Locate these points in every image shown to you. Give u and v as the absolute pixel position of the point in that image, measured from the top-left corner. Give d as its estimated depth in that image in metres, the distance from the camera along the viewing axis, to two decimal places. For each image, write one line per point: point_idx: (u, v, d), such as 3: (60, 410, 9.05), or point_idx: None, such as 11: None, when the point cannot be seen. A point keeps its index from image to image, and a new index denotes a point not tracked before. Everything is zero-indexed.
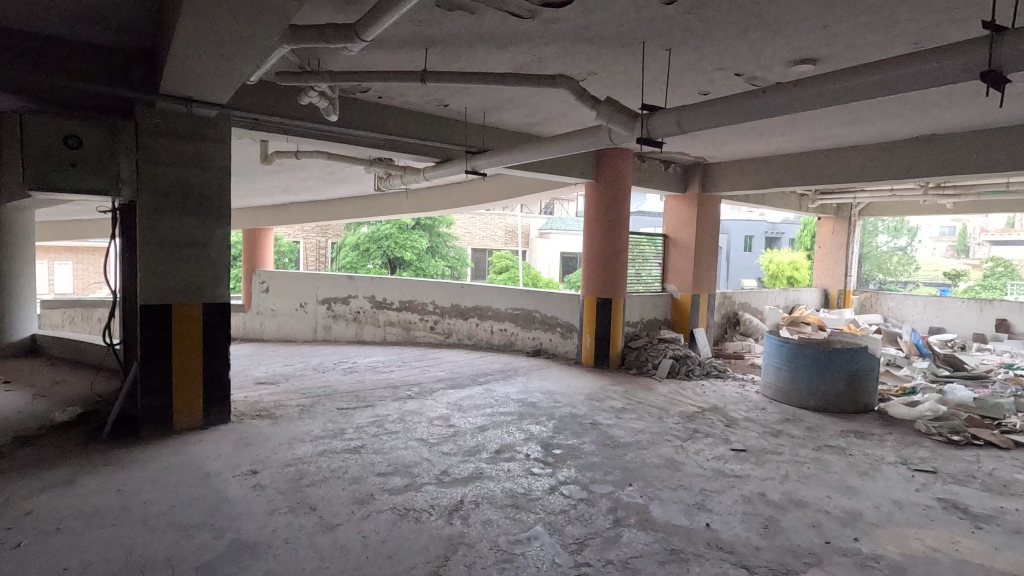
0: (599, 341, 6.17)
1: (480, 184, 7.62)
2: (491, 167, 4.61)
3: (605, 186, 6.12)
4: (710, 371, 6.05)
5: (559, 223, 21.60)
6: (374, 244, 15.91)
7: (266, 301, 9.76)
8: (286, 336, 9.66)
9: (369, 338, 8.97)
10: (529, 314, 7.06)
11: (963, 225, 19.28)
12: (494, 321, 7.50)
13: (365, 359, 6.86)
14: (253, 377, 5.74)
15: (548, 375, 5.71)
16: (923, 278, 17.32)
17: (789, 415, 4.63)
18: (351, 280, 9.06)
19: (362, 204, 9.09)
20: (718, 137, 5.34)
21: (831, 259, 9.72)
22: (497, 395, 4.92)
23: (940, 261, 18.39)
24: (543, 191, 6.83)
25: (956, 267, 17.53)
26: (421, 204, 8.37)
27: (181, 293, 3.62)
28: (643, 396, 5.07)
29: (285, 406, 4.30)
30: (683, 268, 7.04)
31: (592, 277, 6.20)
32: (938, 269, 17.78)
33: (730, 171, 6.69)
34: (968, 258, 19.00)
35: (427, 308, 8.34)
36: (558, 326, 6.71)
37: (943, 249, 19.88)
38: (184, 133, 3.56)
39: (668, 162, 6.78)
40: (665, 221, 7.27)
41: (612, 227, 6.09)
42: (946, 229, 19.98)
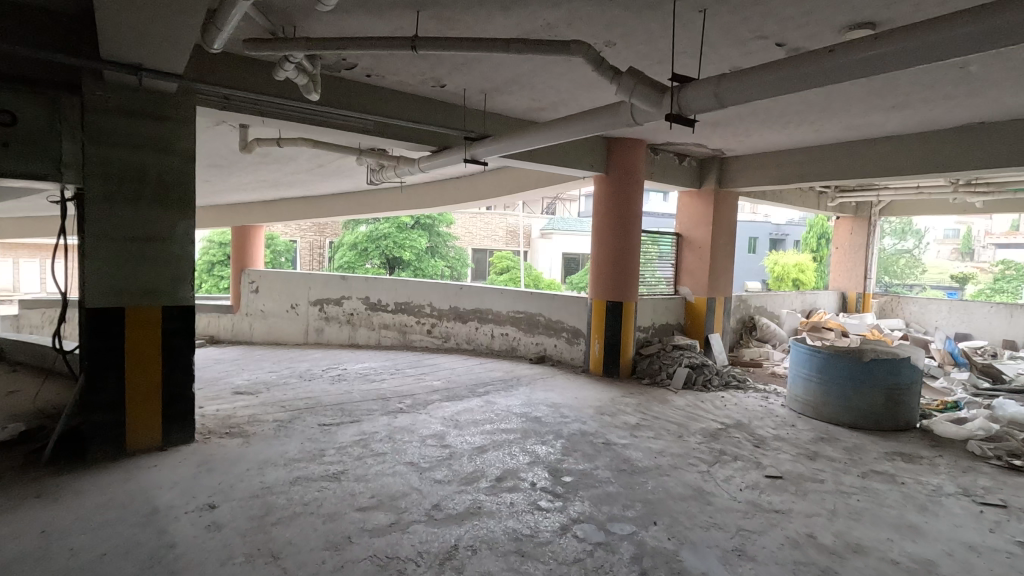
0: (609, 348, 5.70)
1: (481, 178, 7.14)
2: (492, 155, 4.14)
3: (616, 180, 5.64)
4: (729, 381, 5.58)
5: (561, 223, 21.17)
6: (371, 243, 15.46)
7: (256, 302, 9.30)
8: (276, 339, 9.20)
9: (363, 342, 8.51)
10: (532, 317, 6.58)
11: (968, 227, 18.87)
12: (495, 324, 7.03)
13: (357, 366, 6.39)
14: (232, 386, 5.28)
15: (553, 385, 5.24)
16: (931, 280, 16.89)
17: (823, 433, 4.16)
18: (345, 280, 8.61)
19: (356, 201, 8.61)
20: (741, 126, 4.87)
21: (849, 261, 9.24)
22: (498, 409, 4.44)
23: (951, 264, 17.93)
24: (549, 186, 6.35)
25: (965, 269, 17.08)
26: (418, 200, 7.90)
27: (139, 295, 3.16)
28: (660, 410, 4.59)
29: (260, 422, 3.82)
30: (697, 269, 6.59)
31: (600, 278, 5.74)
32: (946, 271, 17.32)
33: (750, 166, 6.21)
34: (974, 261, 18.57)
35: (424, 310, 7.87)
36: (563, 331, 6.24)
37: (948, 251, 19.42)
38: (141, 111, 3.09)
39: (682, 155, 6.30)
40: (679, 218, 6.81)
41: (622, 225, 5.63)
42: (952, 230, 19.59)
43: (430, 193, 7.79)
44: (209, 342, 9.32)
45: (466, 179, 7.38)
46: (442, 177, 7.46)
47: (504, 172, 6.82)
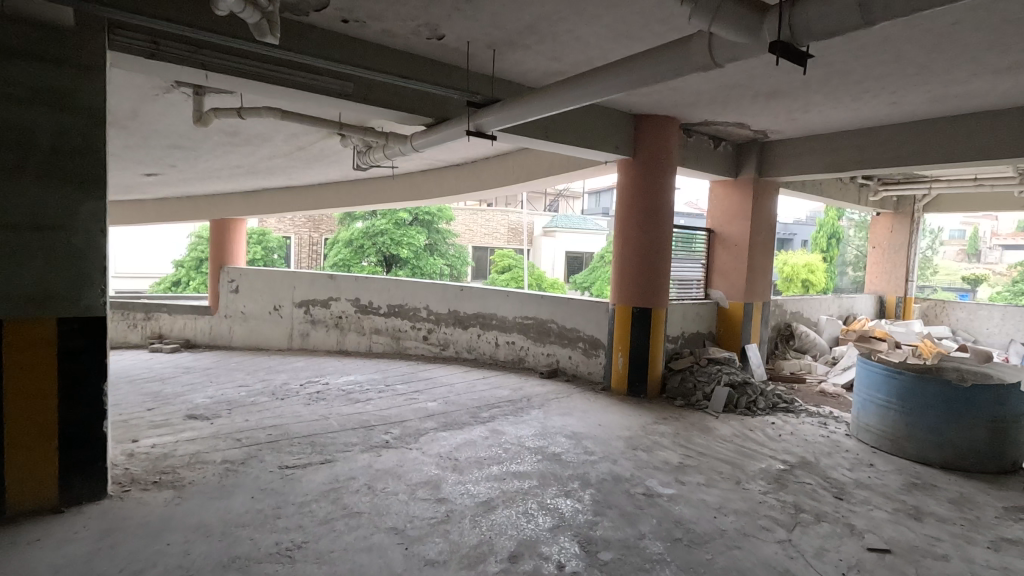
0: (635, 362, 4.86)
1: (486, 164, 6.28)
2: (503, 124, 3.30)
3: (645, 166, 4.79)
4: (777, 404, 4.73)
5: (565, 220, 20.37)
6: (366, 239, 14.61)
7: (236, 303, 8.47)
8: (257, 344, 8.37)
9: (352, 348, 7.69)
10: (543, 324, 5.74)
11: (974, 228, 18.23)
12: (500, 332, 6.18)
13: (344, 379, 5.55)
14: (189, 406, 4.43)
15: (571, 407, 4.39)
16: (942, 283, 16.20)
17: (914, 477, 3.33)
18: (334, 279, 7.80)
19: (344, 191, 7.75)
20: (802, 100, 4.03)
21: (887, 261, 8.38)
22: (507, 442, 3.60)
23: (964, 264, 17.19)
24: (564, 173, 5.48)
25: (979, 270, 16.25)
26: (416, 191, 7.07)
27: (20, 303, 2.31)
28: (704, 444, 3.76)
29: (203, 464, 2.97)
30: (732, 270, 5.75)
31: (624, 281, 4.89)
32: (956, 273, 16.57)
33: (796, 151, 5.35)
34: (985, 263, 17.72)
35: (420, 314, 7.04)
36: (579, 341, 5.39)
37: (952, 253, 18.25)
38: (28, 50, 2.27)
39: (718, 139, 5.45)
40: (710, 212, 5.97)
41: (651, 218, 4.80)
42: (955, 234, 19.04)
43: (428, 183, 6.94)
44: (184, 347, 8.48)
45: (468, 166, 6.52)
46: (441, 163, 6.60)
47: (512, 158, 5.95)
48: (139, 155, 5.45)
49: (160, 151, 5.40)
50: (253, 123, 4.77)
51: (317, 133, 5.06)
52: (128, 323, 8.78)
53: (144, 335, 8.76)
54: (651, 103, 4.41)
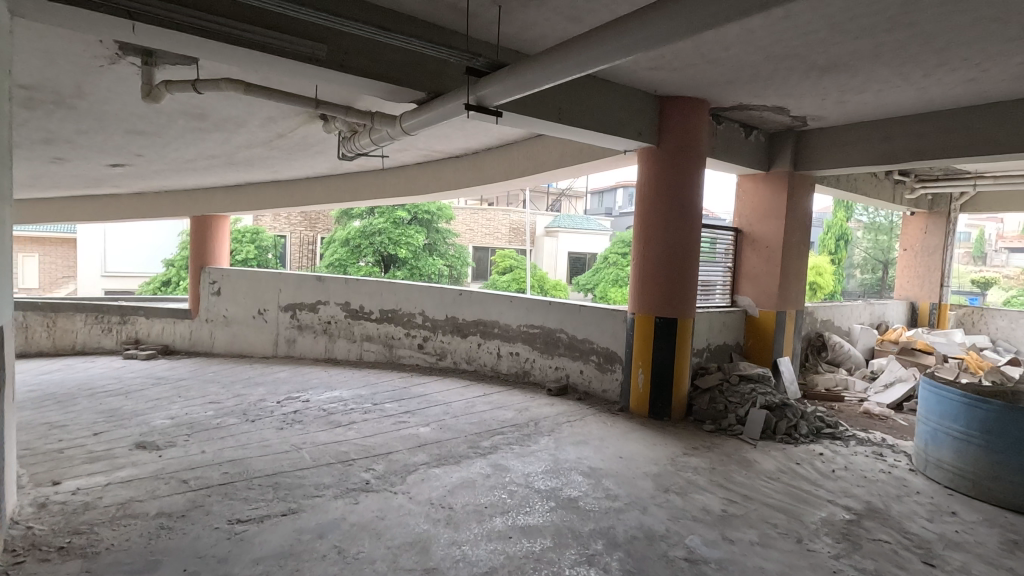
0: (657, 380, 4.25)
1: (489, 156, 5.67)
2: (511, 96, 2.69)
3: (671, 155, 4.18)
4: (821, 429, 4.12)
5: (568, 220, 19.83)
6: (363, 238, 13.99)
7: (218, 306, 7.88)
8: (240, 350, 7.78)
9: (341, 356, 7.10)
10: (551, 334, 5.13)
11: (978, 231, 17.88)
12: (502, 341, 5.58)
13: (329, 394, 4.96)
14: (142, 430, 3.83)
15: (586, 434, 3.78)
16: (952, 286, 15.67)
17: (1011, 532, 2.72)
18: (322, 282, 7.21)
19: (334, 186, 7.14)
20: (861, 76, 3.42)
21: (921, 265, 7.77)
22: (512, 484, 2.99)
23: (971, 267, 16.64)
24: (576, 166, 4.88)
25: (992, 272, 15.73)
26: (412, 186, 6.47)
27: None
28: (748, 484, 3.15)
29: (131, 519, 2.36)
30: (763, 275, 5.14)
31: (646, 287, 4.28)
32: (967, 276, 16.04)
33: (837, 141, 4.74)
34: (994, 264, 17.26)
35: (415, 321, 6.44)
36: (593, 354, 4.78)
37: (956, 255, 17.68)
38: None
39: (749, 127, 4.84)
40: (737, 210, 5.36)
41: (677, 216, 4.19)
42: (961, 235, 18.57)
43: (426, 177, 6.34)
44: (162, 353, 7.89)
45: (469, 158, 5.92)
46: (440, 155, 6.00)
47: (518, 148, 5.36)
48: (99, 141, 4.85)
49: (122, 137, 4.79)
50: (223, 104, 4.17)
51: (296, 117, 4.46)
52: (103, 327, 8.19)
53: (120, 340, 8.16)
54: (681, 81, 3.81)
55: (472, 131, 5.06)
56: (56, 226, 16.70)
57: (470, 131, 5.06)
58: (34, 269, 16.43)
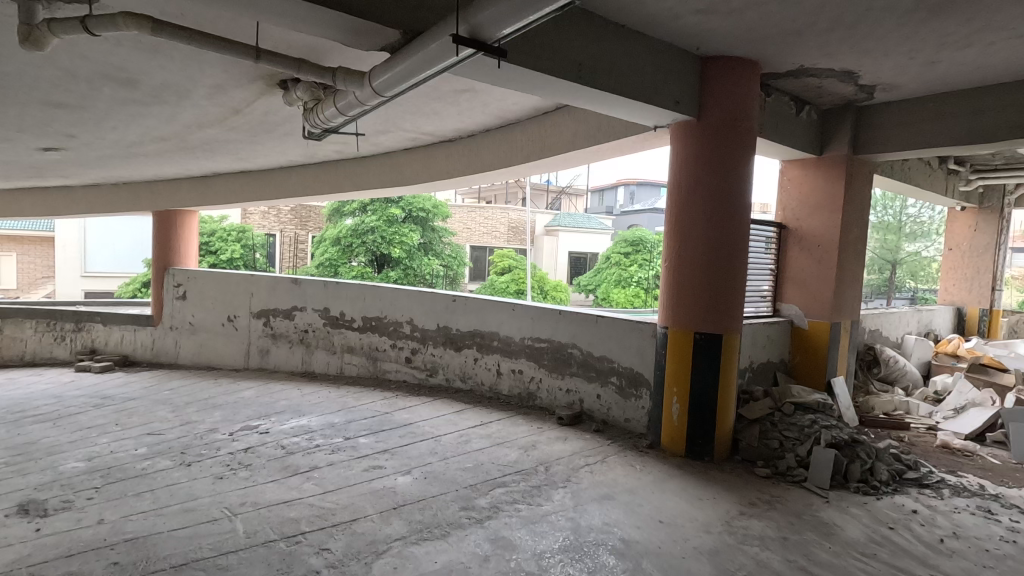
0: (697, 412, 3.42)
1: (488, 139, 4.84)
2: (524, 18, 1.86)
3: (716, 130, 3.35)
4: (902, 473, 3.30)
5: (569, 219, 19.07)
6: (354, 238, 13.15)
7: (183, 312, 7.04)
8: (208, 362, 6.94)
9: (320, 370, 6.28)
10: (562, 349, 4.29)
11: None
12: (503, 357, 4.75)
13: (294, 423, 4.13)
14: (41, 480, 2.97)
15: (611, 487, 2.94)
16: None
17: None
18: (298, 285, 6.37)
19: (312, 176, 6.29)
20: (981, 15, 2.58)
21: (968, 267, 6.96)
22: (521, 572, 2.15)
23: None
24: (592, 149, 4.06)
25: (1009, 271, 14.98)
26: (399, 175, 5.64)
27: None
28: (839, 566, 2.32)
29: None
30: (813, 279, 4.31)
31: (683, 296, 3.45)
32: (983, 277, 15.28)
33: (910, 117, 3.92)
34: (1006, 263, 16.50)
35: (402, 330, 5.61)
36: (614, 376, 3.94)
37: None
38: None
39: (802, 102, 4.01)
40: (780, 202, 4.52)
41: (722, 209, 3.37)
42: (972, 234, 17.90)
43: (414, 165, 5.51)
44: (120, 365, 7.04)
45: (463, 142, 5.08)
46: (431, 138, 5.16)
47: (523, 128, 4.53)
48: (15, 116, 4.00)
49: (42, 111, 3.95)
50: (154, 68, 3.32)
51: (250, 86, 3.62)
52: (56, 336, 7.40)
53: (74, 350, 7.34)
54: (734, 32, 2.97)
55: (467, 107, 4.23)
56: (31, 224, 15.84)
57: (465, 106, 4.23)
58: (10, 270, 15.57)
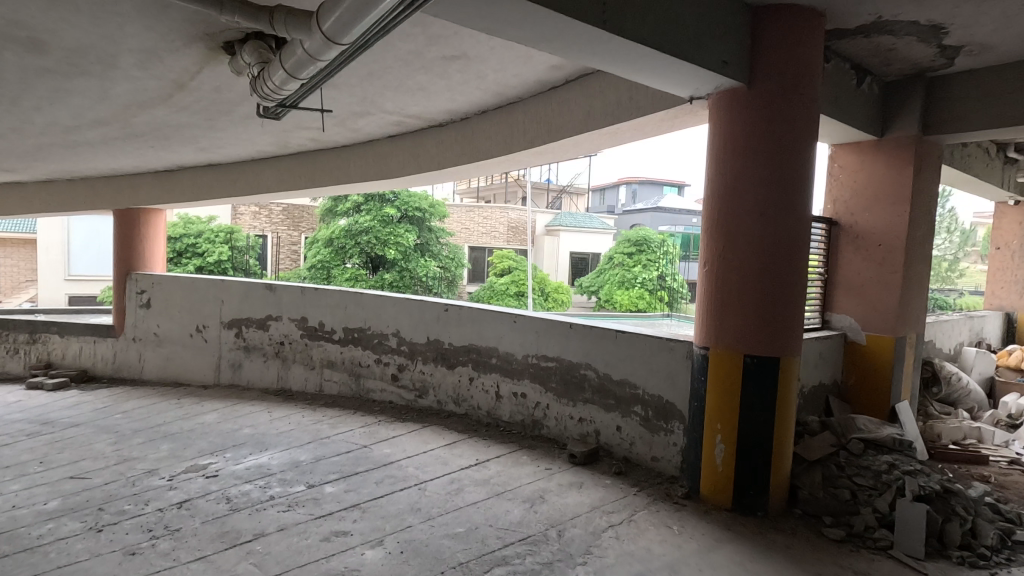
0: (747, 455, 2.71)
1: (485, 122, 4.15)
2: None
3: (773, 101, 2.64)
4: (1010, 533, 2.60)
5: (570, 219, 18.46)
6: (347, 238, 12.47)
7: (147, 321, 6.34)
8: (175, 377, 6.25)
9: (298, 387, 5.59)
10: (573, 370, 3.59)
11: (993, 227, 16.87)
12: (503, 377, 4.04)
13: (251, 461, 3.43)
14: None
15: (646, 565, 2.23)
16: None
17: None
18: (273, 291, 5.67)
19: (287, 170, 5.59)
20: None
21: (1019, 267, 6.27)
22: None
23: None
24: (610, 129, 3.35)
25: None
26: (384, 166, 4.94)
27: None
28: None
29: None
30: (873, 286, 3.61)
31: (729, 311, 2.74)
32: None
33: (998, 87, 3.22)
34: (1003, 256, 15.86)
35: (387, 344, 4.91)
36: (638, 405, 3.24)
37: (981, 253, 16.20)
38: None
39: (863, 72, 3.32)
40: (831, 193, 3.81)
41: (778, 202, 2.66)
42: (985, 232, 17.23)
43: (401, 154, 4.81)
44: (77, 381, 6.34)
45: (456, 126, 4.38)
46: (419, 123, 4.47)
47: (526, 108, 3.83)
48: None
49: None
50: (58, 25, 2.61)
51: (187, 51, 2.92)
52: (9, 349, 6.78)
53: (28, 363, 6.70)
54: None
55: (460, 80, 3.53)
56: (12, 226, 15.14)
57: (457, 80, 3.53)
58: None
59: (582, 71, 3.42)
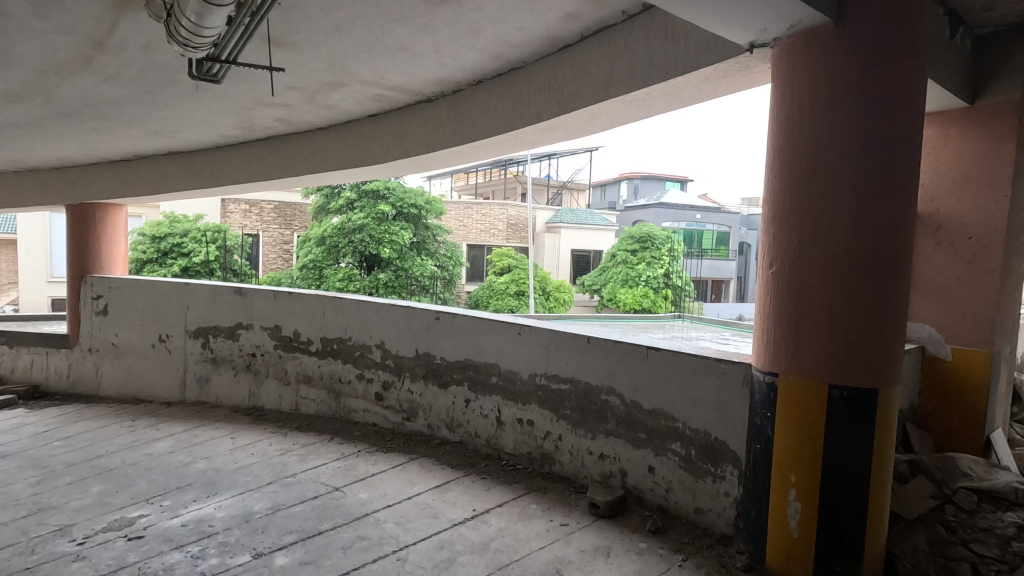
0: (831, 515, 2.04)
1: (482, 94, 3.47)
2: None
3: (872, 46, 1.97)
4: None
5: (571, 215, 17.82)
6: (341, 237, 11.80)
7: (104, 331, 5.65)
8: (135, 393, 5.56)
9: (271, 405, 4.91)
10: (592, 394, 2.92)
11: None
12: (505, 400, 3.36)
13: (192, 513, 2.75)
14: None
15: None
16: None
17: None
18: (242, 296, 4.98)
19: (257, 158, 4.90)
20: None
21: None
22: None
23: None
24: (639, 94, 2.68)
25: None
26: (365, 151, 4.25)
27: None
28: None
29: None
30: (961, 288, 2.93)
31: (808, 328, 2.06)
32: None
33: None
34: None
35: (370, 357, 4.22)
36: (678, 442, 2.57)
37: None
38: None
39: (959, 21, 2.64)
40: None
41: (878, 180, 1.99)
42: None
43: (384, 136, 4.13)
44: (26, 399, 5.66)
45: (447, 101, 3.70)
46: (404, 98, 3.79)
47: (531, 75, 3.16)
48: None
49: None
50: None
51: None
52: None
53: None
54: None
55: (449, 37, 2.85)
56: None
57: (446, 36, 2.85)
58: None
59: (602, 22, 2.74)
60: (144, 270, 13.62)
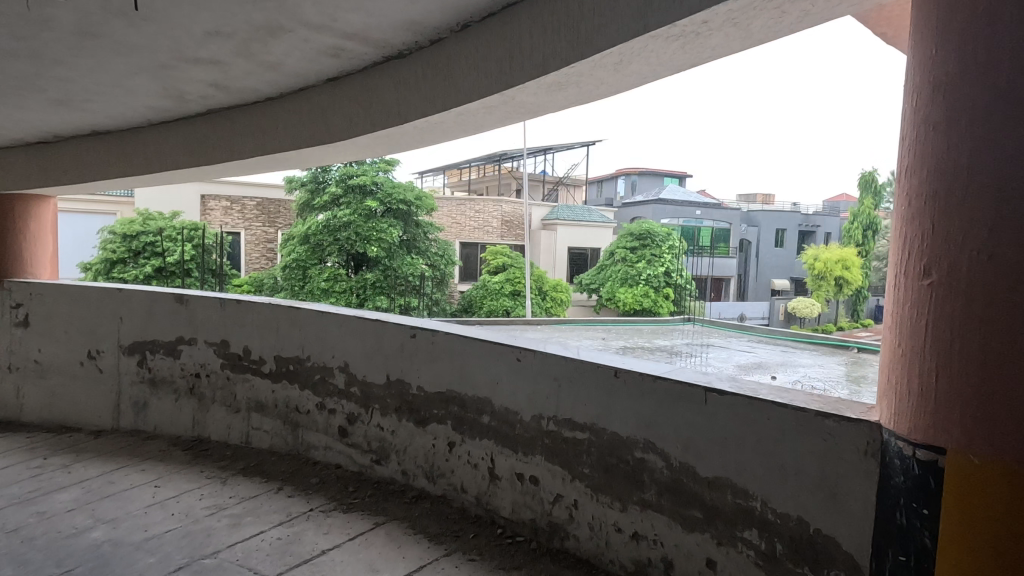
0: None
1: (467, 43, 2.63)
2: None
3: None
4: None
5: (569, 211, 16.95)
6: (325, 234, 10.86)
7: (25, 346, 4.77)
8: (63, 420, 4.70)
9: (218, 436, 4.06)
10: (622, 449, 2.09)
11: None
12: (501, 448, 2.52)
13: None
14: None
15: None
16: None
17: None
18: (182, 305, 4.13)
19: (198, 137, 4.04)
20: None
21: None
22: None
23: None
24: (694, 23, 1.84)
25: None
26: (323, 125, 3.41)
27: None
28: None
29: None
30: None
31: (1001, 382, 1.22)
32: None
33: None
34: None
35: (331, 383, 3.37)
36: (756, 531, 1.75)
37: None
38: None
39: None
40: None
41: None
42: None
43: (345, 105, 3.28)
44: None
45: (423, 56, 2.86)
46: (369, 53, 2.95)
47: (534, 9, 2.32)
48: None
49: None
50: None
51: None
52: None
53: None
54: None
55: None
56: None
57: None
58: None
59: None
60: (113, 271, 12.64)
